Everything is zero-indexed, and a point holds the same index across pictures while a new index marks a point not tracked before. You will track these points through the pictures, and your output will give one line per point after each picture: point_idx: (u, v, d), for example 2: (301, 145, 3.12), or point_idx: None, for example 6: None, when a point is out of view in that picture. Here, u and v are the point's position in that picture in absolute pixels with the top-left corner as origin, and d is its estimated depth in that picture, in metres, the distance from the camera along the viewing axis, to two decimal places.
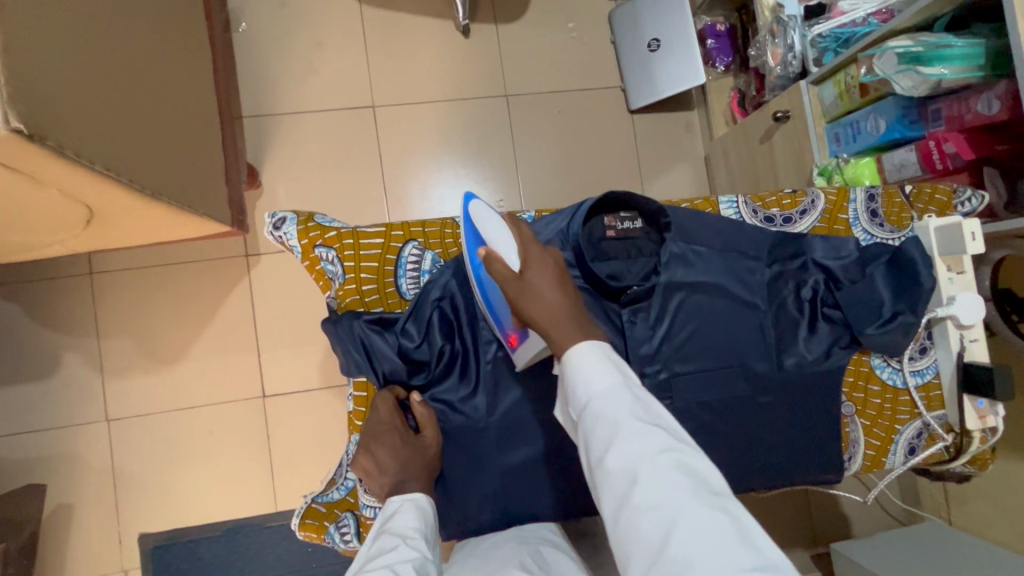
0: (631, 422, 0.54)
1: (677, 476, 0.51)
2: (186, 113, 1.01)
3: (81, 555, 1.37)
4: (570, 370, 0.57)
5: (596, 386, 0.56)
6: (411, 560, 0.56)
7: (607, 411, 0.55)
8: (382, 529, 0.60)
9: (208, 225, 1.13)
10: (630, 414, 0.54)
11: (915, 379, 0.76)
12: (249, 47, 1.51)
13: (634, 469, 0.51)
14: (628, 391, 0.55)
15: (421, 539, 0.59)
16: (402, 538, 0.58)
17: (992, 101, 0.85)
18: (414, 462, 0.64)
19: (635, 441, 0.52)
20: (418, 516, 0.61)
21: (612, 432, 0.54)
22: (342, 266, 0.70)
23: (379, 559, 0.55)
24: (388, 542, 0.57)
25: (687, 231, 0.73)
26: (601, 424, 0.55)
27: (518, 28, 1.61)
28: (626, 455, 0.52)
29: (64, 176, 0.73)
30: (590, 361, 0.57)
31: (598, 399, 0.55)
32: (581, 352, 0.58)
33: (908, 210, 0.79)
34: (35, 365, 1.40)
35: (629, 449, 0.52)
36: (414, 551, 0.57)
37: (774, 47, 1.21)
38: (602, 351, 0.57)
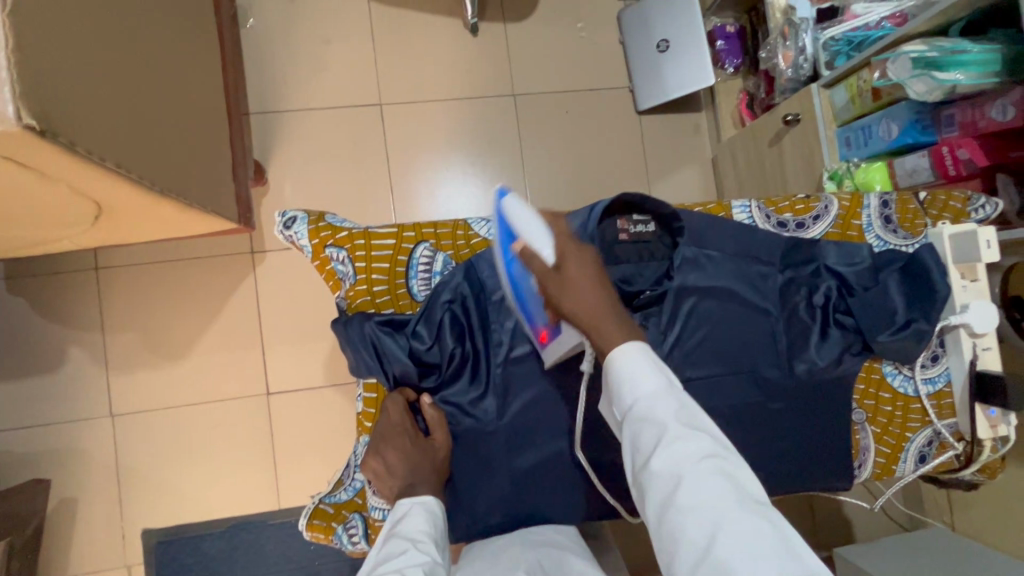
0: (676, 424, 0.53)
1: (722, 481, 0.50)
2: (194, 109, 1.01)
3: (84, 550, 1.37)
4: (615, 368, 0.57)
5: (642, 386, 0.55)
6: (421, 564, 0.56)
7: (652, 411, 0.54)
8: (391, 531, 0.60)
9: (214, 222, 1.13)
10: (675, 417, 0.54)
11: (927, 387, 0.76)
12: (257, 43, 1.50)
13: (679, 471, 0.51)
14: (673, 394, 0.55)
15: (431, 542, 0.59)
16: (412, 541, 0.58)
17: (1006, 108, 0.85)
18: (424, 464, 0.64)
19: (681, 443, 0.52)
20: (428, 519, 0.61)
21: (657, 433, 0.53)
22: (353, 266, 0.69)
23: (389, 562, 0.55)
24: (398, 546, 0.57)
25: (699, 236, 0.73)
26: (646, 424, 0.54)
27: (527, 26, 1.61)
28: (672, 456, 0.52)
29: (74, 172, 0.72)
30: (637, 359, 0.56)
31: (642, 400, 0.55)
32: (628, 351, 0.57)
33: (922, 216, 0.78)
34: (40, 359, 1.39)
35: (674, 451, 0.52)
36: (424, 554, 0.57)
37: (786, 48, 1.21)
38: (648, 353, 0.57)
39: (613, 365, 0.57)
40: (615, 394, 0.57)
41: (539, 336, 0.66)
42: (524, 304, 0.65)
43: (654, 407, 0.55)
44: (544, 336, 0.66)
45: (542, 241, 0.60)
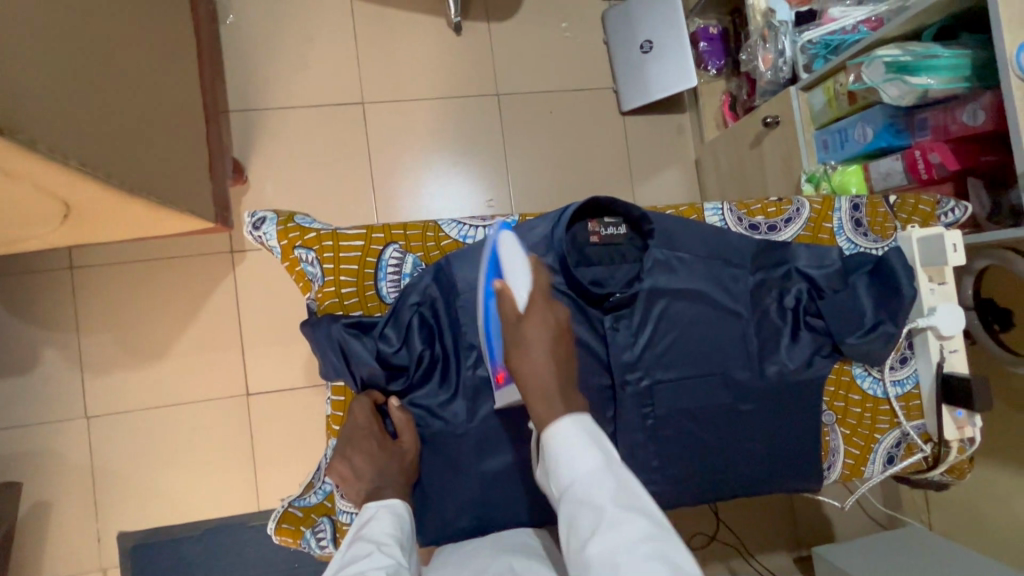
0: (612, 506, 0.53)
1: (659, 567, 0.49)
2: (167, 106, 0.99)
3: (58, 554, 1.35)
4: (553, 446, 0.57)
5: (578, 468, 0.55)
6: (385, 566, 0.55)
7: (588, 491, 0.54)
8: (356, 534, 0.60)
9: (188, 221, 1.11)
10: (612, 496, 0.53)
11: (895, 388, 0.76)
12: (237, 39, 1.48)
13: (614, 557, 0.50)
14: (610, 472, 0.55)
15: (395, 545, 0.58)
16: (376, 544, 0.57)
17: (978, 112, 0.85)
18: (392, 467, 0.64)
19: (616, 525, 0.51)
20: (393, 522, 0.61)
21: (593, 516, 0.53)
22: (321, 268, 0.68)
23: (352, 565, 0.55)
24: (362, 548, 0.56)
25: (671, 238, 0.73)
26: (583, 507, 0.54)
27: (511, 26, 1.60)
28: (607, 540, 0.51)
29: (36, 170, 0.71)
30: (574, 440, 0.57)
31: (580, 480, 0.55)
32: (568, 426, 0.58)
33: (891, 220, 0.78)
34: (13, 360, 1.37)
35: (610, 534, 0.51)
36: (387, 557, 0.56)
37: (766, 51, 1.22)
38: (586, 430, 0.57)
39: (551, 443, 0.57)
40: (554, 476, 0.57)
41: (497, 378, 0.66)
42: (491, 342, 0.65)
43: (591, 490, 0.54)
44: (501, 378, 0.65)
45: (524, 288, 0.63)
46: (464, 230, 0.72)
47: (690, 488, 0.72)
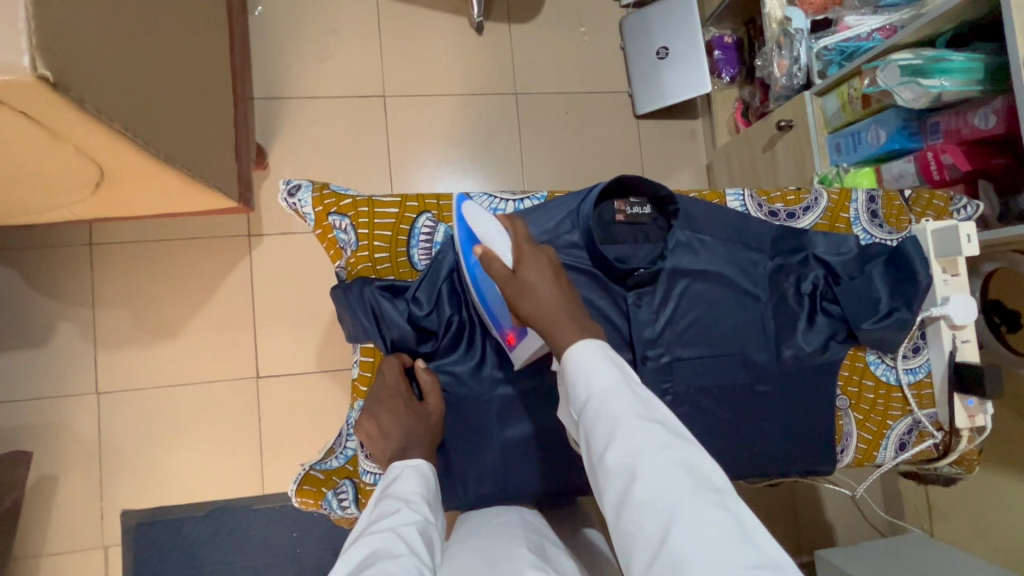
0: (631, 418, 0.53)
1: (678, 471, 0.50)
2: (202, 83, 1.02)
3: (61, 529, 1.34)
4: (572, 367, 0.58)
5: (596, 385, 0.56)
6: (415, 522, 0.56)
7: (607, 406, 0.55)
8: (384, 492, 0.60)
9: (213, 199, 1.13)
10: (629, 410, 0.54)
11: (908, 376, 0.78)
12: (265, 29, 1.52)
13: (632, 463, 0.51)
14: (628, 388, 0.55)
15: (422, 503, 0.59)
16: (404, 501, 0.58)
17: (989, 115, 0.88)
18: (418, 427, 0.65)
19: (636, 434, 0.52)
20: (420, 480, 0.61)
21: (612, 428, 0.53)
22: (356, 234, 0.70)
23: (381, 521, 0.56)
24: (392, 505, 0.57)
25: (693, 220, 0.74)
26: (600, 419, 0.54)
27: (531, 28, 1.64)
28: (627, 448, 0.51)
29: (82, 131, 0.73)
30: (593, 358, 0.57)
31: (598, 394, 0.56)
32: (585, 347, 0.57)
33: (906, 213, 0.81)
34: (28, 333, 1.38)
35: (628, 445, 0.52)
36: (417, 515, 0.57)
37: (781, 57, 1.26)
38: (602, 350, 0.57)
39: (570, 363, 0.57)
40: (572, 390, 0.57)
41: (508, 340, 0.67)
42: (490, 305, 0.67)
43: (610, 403, 0.55)
44: (512, 338, 0.66)
45: (502, 246, 0.65)
46: (494, 204, 0.75)
47: (707, 466, 0.73)
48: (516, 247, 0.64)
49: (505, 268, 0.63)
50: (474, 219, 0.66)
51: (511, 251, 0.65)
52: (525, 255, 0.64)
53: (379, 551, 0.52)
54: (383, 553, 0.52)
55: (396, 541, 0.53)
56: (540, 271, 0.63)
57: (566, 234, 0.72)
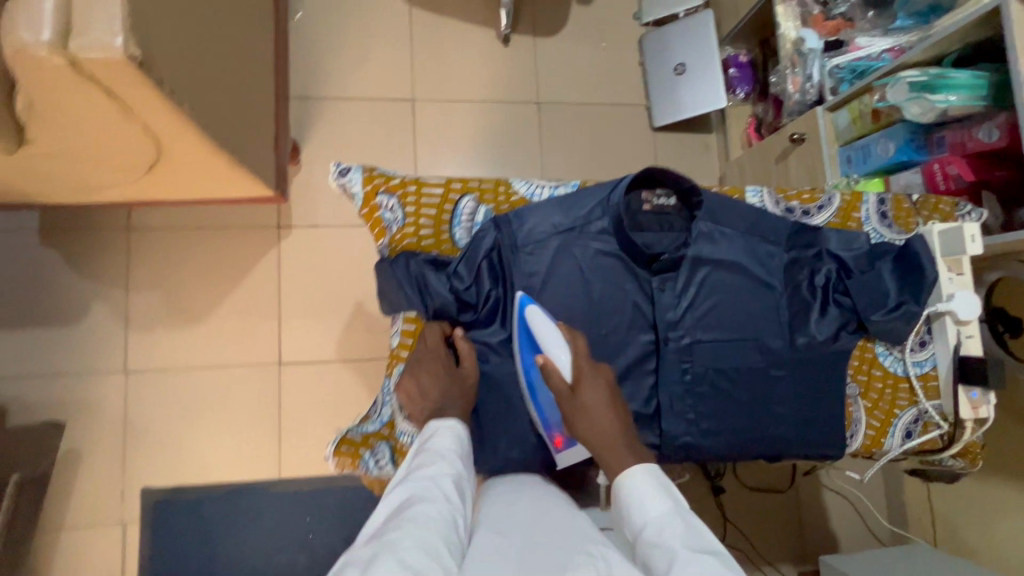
0: (683, 546, 0.53)
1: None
2: (251, 75, 1.09)
3: (82, 503, 1.38)
4: (626, 498, 0.61)
5: (649, 514, 0.58)
6: (450, 474, 0.60)
7: (659, 532, 0.56)
8: (423, 445, 0.64)
9: (252, 185, 1.19)
10: (680, 538, 0.54)
11: (915, 368, 0.83)
12: (303, 33, 1.60)
13: None
14: (682, 519, 0.57)
15: (457, 458, 0.63)
16: (441, 456, 0.62)
17: (993, 129, 0.94)
18: (454, 391, 0.69)
19: (684, 554, 0.52)
20: (456, 438, 0.65)
21: (664, 555, 0.53)
22: (403, 211, 0.76)
23: (419, 471, 0.60)
24: (430, 457, 0.61)
25: (714, 213, 0.80)
26: (654, 548, 0.55)
27: (555, 41, 1.73)
28: (675, 567, 0.51)
29: (153, 110, 0.79)
30: (646, 489, 0.60)
31: (653, 524, 0.57)
32: (639, 476, 0.61)
33: (915, 215, 0.86)
34: (62, 310, 1.43)
35: (680, 572, 0.50)
36: (452, 469, 0.61)
37: (795, 75, 1.33)
38: (658, 478, 0.61)
39: (624, 492, 0.61)
40: (628, 522, 0.60)
41: (555, 442, 0.72)
42: (542, 409, 0.72)
43: (664, 532, 0.56)
44: (559, 442, 0.72)
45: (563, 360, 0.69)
46: (531, 189, 0.80)
47: (724, 445, 0.77)
48: (578, 367, 0.68)
49: (565, 384, 0.68)
50: (540, 329, 0.70)
51: (570, 367, 0.69)
52: (584, 375, 0.68)
53: (416, 496, 0.56)
54: (420, 499, 0.56)
55: (431, 489, 0.57)
56: (600, 394, 0.67)
57: (596, 220, 0.77)
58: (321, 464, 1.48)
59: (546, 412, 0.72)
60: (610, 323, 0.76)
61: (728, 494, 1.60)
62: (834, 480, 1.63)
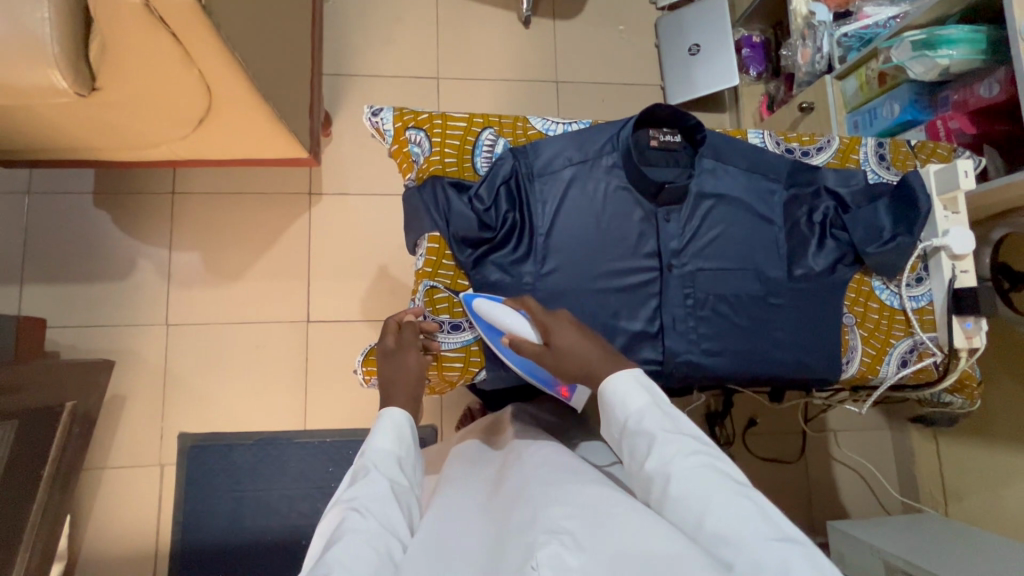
0: (663, 431, 0.62)
1: (704, 474, 0.58)
2: (291, 39, 1.18)
3: (124, 444, 1.48)
4: (610, 395, 0.67)
5: (632, 407, 0.65)
6: (382, 486, 0.64)
7: (644, 422, 0.63)
8: (360, 451, 0.69)
9: (289, 145, 1.29)
10: (662, 425, 0.62)
11: (911, 302, 0.87)
12: (336, 15, 1.71)
13: (667, 467, 0.59)
14: (661, 410, 0.64)
15: (388, 461, 0.67)
16: (373, 464, 0.66)
17: (993, 85, 0.97)
18: (410, 362, 0.76)
19: (667, 447, 0.60)
20: (394, 438, 0.69)
21: (648, 441, 0.62)
22: (430, 143, 0.84)
23: (353, 487, 0.63)
24: (363, 469, 0.65)
25: (718, 150, 0.86)
26: (638, 436, 0.63)
27: (573, 23, 1.80)
28: (661, 456, 0.60)
29: (209, 56, 0.89)
30: (626, 386, 0.66)
31: (634, 415, 0.64)
32: (619, 378, 0.66)
33: (912, 158, 0.92)
34: (112, 267, 1.55)
35: (663, 454, 0.60)
36: (385, 477, 0.65)
37: (805, 47, 1.37)
38: (636, 377, 0.66)
39: (608, 392, 0.67)
40: (611, 416, 0.66)
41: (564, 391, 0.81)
42: (535, 373, 0.79)
43: (644, 422, 0.63)
44: (566, 391, 0.81)
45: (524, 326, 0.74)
46: (546, 125, 0.89)
47: (723, 364, 0.82)
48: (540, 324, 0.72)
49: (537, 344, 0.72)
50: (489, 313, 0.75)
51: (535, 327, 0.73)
52: (550, 327, 0.71)
53: (346, 516, 0.60)
54: (351, 518, 0.59)
55: (362, 506, 0.60)
56: (572, 333, 0.70)
57: (606, 154, 0.84)
58: (344, 419, 1.55)
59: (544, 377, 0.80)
60: (617, 249, 0.82)
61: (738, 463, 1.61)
62: (845, 454, 1.64)
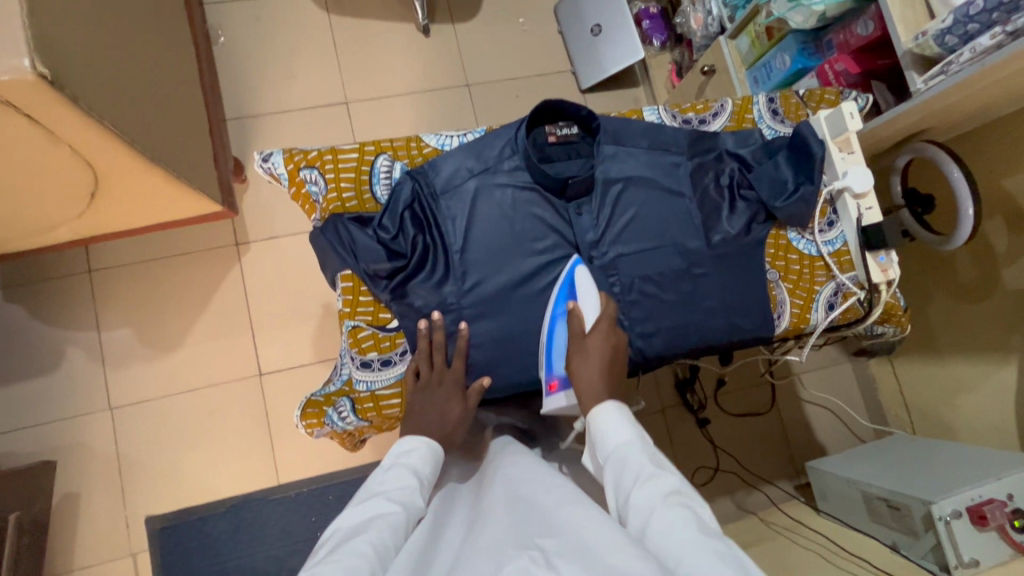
0: (647, 465, 0.61)
1: (685, 513, 0.55)
2: (173, 92, 1.13)
3: (88, 542, 1.40)
4: (597, 426, 0.67)
5: (618, 438, 0.65)
6: (410, 503, 0.64)
7: (626, 458, 0.63)
8: (395, 461, 0.69)
9: (197, 202, 1.23)
10: (644, 458, 0.62)
11: (827, 247, 0.89)
12: (228, 57, 1.65)
13: (650, 502, 0.57)
14: (645, 444, 0.64)
15: (430, 483, 0.69)
16: (413, 481, 0.67)
17: (867, 23, 1.00)
18: (450, 412, 0.75)
19: (649, 484, 0.59)
20: (430, 461, 0.70)
21: (632, 475, 0.61)
22: (325, 180, 0.82)
23: (383, 490, 0.64)
24: (400, 478, 0.66)
25: (616, 134, 0.86)
26: (622, 467, 0.62)
27: (473, 25, 1.78)
28: (643, 488, 0.58)
29: (76, 130, 0.84)
30: (614, 417, 0.67)
31: (618, 448, 0.65)
32: (608, 410, 0.67)
33: (803, 107, 0.95)
34: (38, 362, 1.47)
35: (645, 488, 0.58)
36: (417, 494, 0.66)
37: (697, 12, 1.41)
38: (626, 411, 0.68)
39: (597, 421, 0.67)
40: (598, 447, 0.67)
41: (550, 386, 0.76)
42: (552, 352, 0.77)
43: (628, 454, 0.63)
44: (555, 385, 0.76)
45: (590, 310, 0.76)
46: (441, 140, 0.87)
47: (660, 343, 0.83)
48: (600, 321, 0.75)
49: (581, 330, 0.74)
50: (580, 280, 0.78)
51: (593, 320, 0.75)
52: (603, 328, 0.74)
53: (385, 513, 0.61)
54: (393, 518, 0.61)
55: (405, 509, 0.63)
56: (604, 347, 0.73)
57: (507, 158, 0.83)
58: (316, 465, 1.49)
59: (552, 355, 0.77)
60: (535, 252, 0.82)
61: (716, 425, 1.64)
62: (813, 394, 1.68)
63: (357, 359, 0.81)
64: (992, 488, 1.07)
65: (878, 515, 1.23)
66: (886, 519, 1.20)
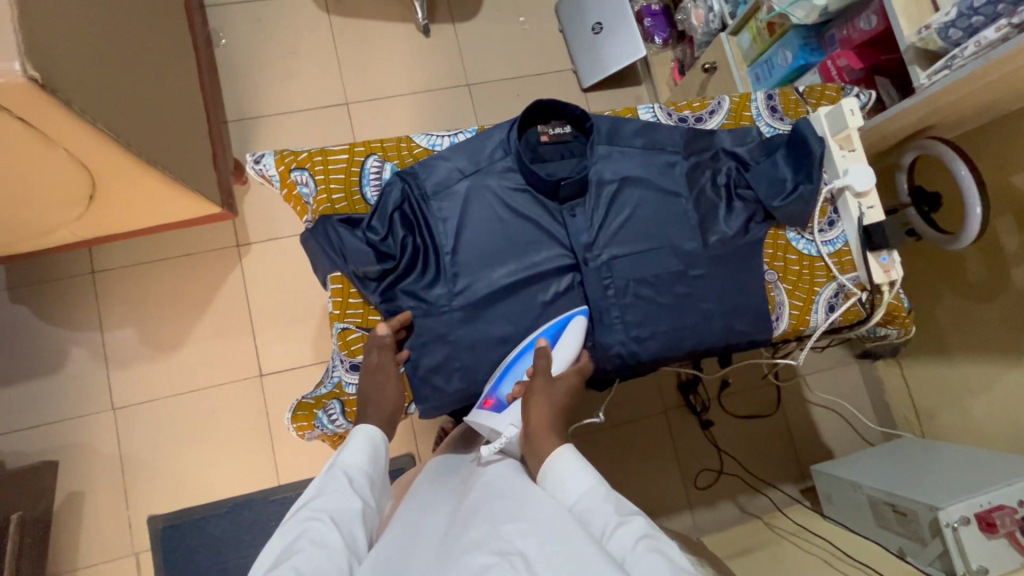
0: (612, 514, 0.57)
1: (657, 557, 0.50)
2: (169, 96, 1.14)
3: (92, 541, 1.42)
4: (554, 478, 0.63)
5: (579, 488, 0.61)
6: (352, 501, 0.62)
7: (591, 508, 0.58)
8: (330, 466, 0.67)
9: (195, 204, 1.24)
10: (607, 507, 0.58)
11: (827, 247, 0.87)
12: (230, 59, 1.66)
13: (619, 555, 0.52)
14: (606, 490, 0.60)
15: (366, 480, 0.67)
16: (350, 482, 0.64)
17: (870, 17, 0.98)
18: (387, 399, 0.75)
19: (617, 533, 0.54)
20: (365, 455, 0.69)
21: (597, 528, 0.56)
22: (315, 182, 0.82)
23: (321, 497, 0.62)
24: (334, 481, 0.64)
25: (610, 134, 0.85)
26: (586, 519, 0.58)
27: (474, 23, 1.77)
28: (610, 540, 0.54)
29: (70, 133, 0.85)
30: (571, 466, 0.63)
31: (580, 499, 0.60)
32: (563, 459, 0.64)
33: (803, 104, 0.92)
34: (43, 362, 1.48)
35: (612, 539, 0.54)
36: (356, 495, 0.64)
37: (698, 8, 1.39)
38: (581, 458, 0.64)
39: (553, 473, 0.63)
40: (557, 501, 0.62)
41: (484, 402, 0.76)
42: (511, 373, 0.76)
43: (590, 505, 0.59)
44: (489, 402, 0.75)
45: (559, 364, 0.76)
46: (432, 140, 0.86)
47: (655, 346, 0.81)
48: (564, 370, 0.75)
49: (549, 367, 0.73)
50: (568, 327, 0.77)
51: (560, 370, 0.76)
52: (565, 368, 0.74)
53: (308, 530, 0.57)
54: (315, 532, 0.57)
55: (334, 514, 0.60)
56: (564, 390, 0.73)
57: (498, 159, 0.82)
58: (317, 465, 1.49)
59: (506, 377, 0.76)
60: (526, 254, 0.81)
61: (719, 428, 1.61)
62: (819, 396, 1.65)
63: (347, 362, 0.81)
64: (1002, 494, 1.04)
65: (884, 520, 1.20)
66: (893, 524, 1.18)
